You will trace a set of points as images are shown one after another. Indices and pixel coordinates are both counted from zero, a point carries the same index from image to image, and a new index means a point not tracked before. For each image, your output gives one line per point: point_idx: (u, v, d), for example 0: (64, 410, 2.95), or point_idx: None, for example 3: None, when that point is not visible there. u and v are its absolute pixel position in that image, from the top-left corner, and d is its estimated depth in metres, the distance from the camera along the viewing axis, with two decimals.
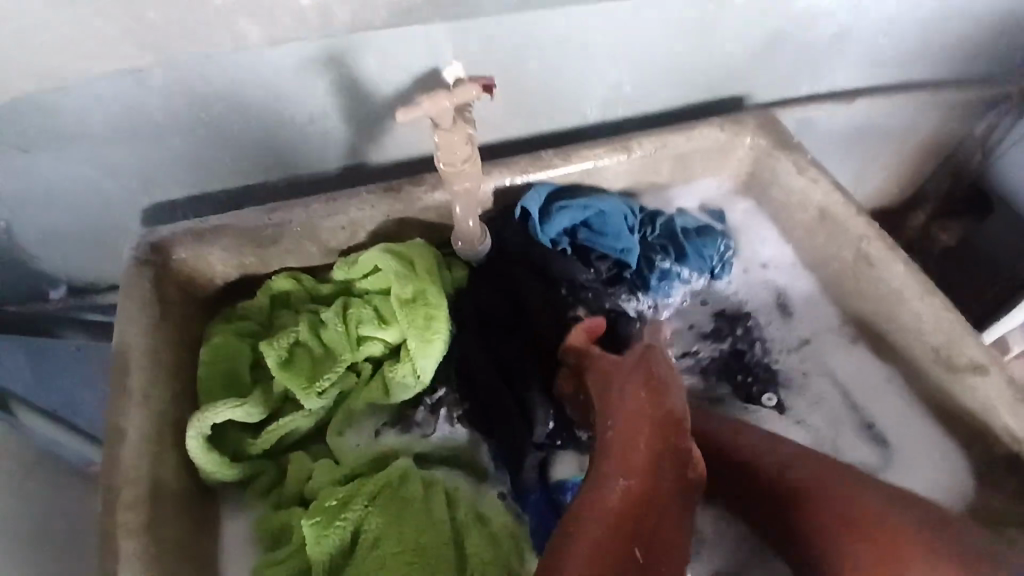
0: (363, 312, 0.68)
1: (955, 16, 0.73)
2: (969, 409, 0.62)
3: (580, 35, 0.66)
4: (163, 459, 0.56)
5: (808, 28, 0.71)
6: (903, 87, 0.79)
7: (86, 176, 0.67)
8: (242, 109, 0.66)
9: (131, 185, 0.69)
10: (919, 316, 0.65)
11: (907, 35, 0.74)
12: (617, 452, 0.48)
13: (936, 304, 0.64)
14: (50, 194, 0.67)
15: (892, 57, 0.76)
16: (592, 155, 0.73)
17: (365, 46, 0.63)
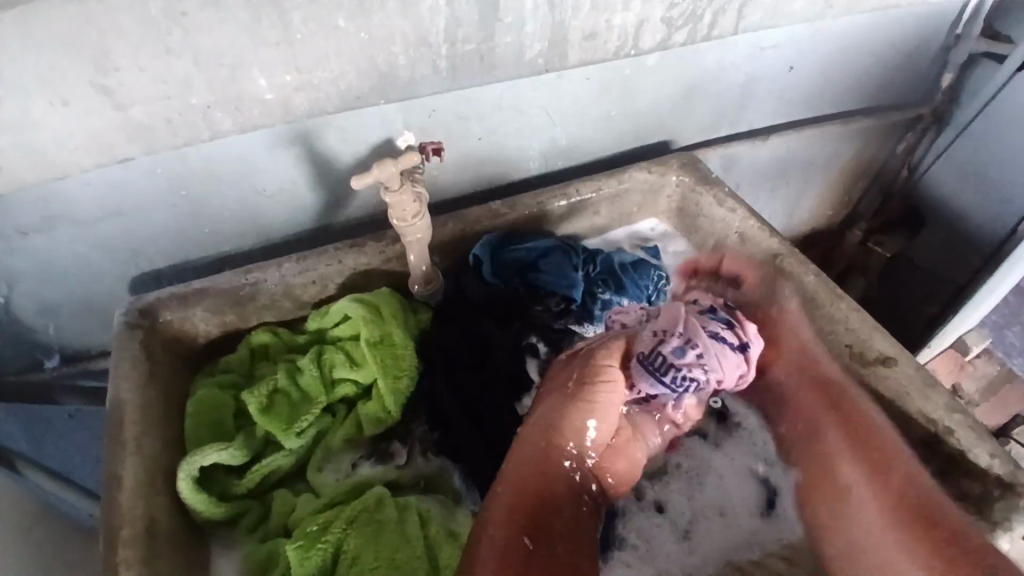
0: (336, 356, 0.74)
1: (801, 83, 1.04)
2: (884, 397, 0.73)
3: (515, 101, 0.81)
4: (156, 502, 0.63)
5: (713, 86, 0.96)
6: (780, 129, 1.10)
7: (79, 254, 0.75)
8: (219, 184, 0.74)
9: (121, 258, 0.78)
10: (831, 318, 0.76)
11: (774, 93, 1.03)
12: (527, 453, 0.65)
13: (846, 308, 0.76)
14: (48, 272, 0.76)
15: (767, 117, 1.07)
16: (535, 202, 0.85)
17: (326, 126, 0.73)
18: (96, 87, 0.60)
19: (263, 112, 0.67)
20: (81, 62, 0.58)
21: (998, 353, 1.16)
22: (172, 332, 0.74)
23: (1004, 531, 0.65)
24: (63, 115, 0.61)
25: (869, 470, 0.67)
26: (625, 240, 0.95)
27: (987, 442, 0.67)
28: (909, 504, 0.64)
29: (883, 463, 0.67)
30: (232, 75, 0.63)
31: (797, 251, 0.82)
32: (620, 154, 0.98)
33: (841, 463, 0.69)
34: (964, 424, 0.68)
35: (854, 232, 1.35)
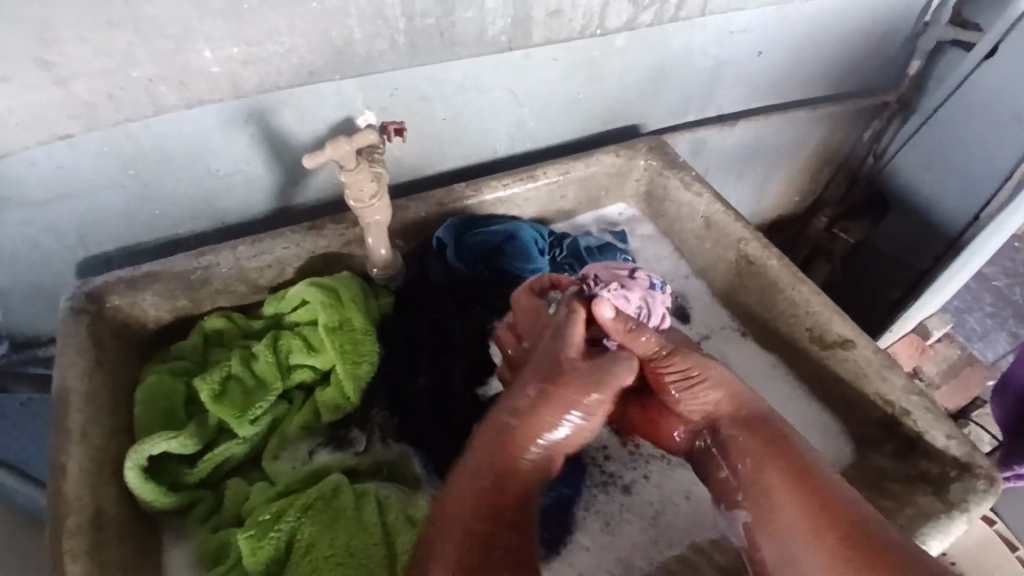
0: (293, 341, 0.72)
1: (769, 68, 1.04)
2: (845, 380, 0.73)
3: (479, 81, 0.79)
4: (103, 491, 0.61)
5: (681, 69, 0.95)
6: (750, 113, 1.10)
7: (20, 237, 0.72)
8: (169, 164, 0.71)
9: (67, 241, 0.74)
10: (794, 302, 0.77)
11: (743, 78, 1.03)
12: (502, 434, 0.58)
13: (807, 292, 0.76)
14: None
15: (735, 103, 1.07)
16: (500, 185, 0.84)
17: (281, 103, 0.70)
18: (36, 61, 0.57)
19: (211, 86, 0.65)
20: (18, 33, 0.55)
21: (960, 339, 1.23)
22: (121, 317, 0.72)
23: (960, 512, 0.63)
24: (1, 90, 0.58)
25: (797, 493, 0.57)
26: (593, 224, 0.94)
27: (946, 423, 0.67)
28: (839, 524, 0.54)
29: (802, 475, 0.58)
30: (174, 46, 0.60)
31: (761, 236, 0.81)
32: (589, 137, 0.96)
33: (770, 484, 0.58)
34: (922, 405, 0.68)
35: (819, 219, 1.35)
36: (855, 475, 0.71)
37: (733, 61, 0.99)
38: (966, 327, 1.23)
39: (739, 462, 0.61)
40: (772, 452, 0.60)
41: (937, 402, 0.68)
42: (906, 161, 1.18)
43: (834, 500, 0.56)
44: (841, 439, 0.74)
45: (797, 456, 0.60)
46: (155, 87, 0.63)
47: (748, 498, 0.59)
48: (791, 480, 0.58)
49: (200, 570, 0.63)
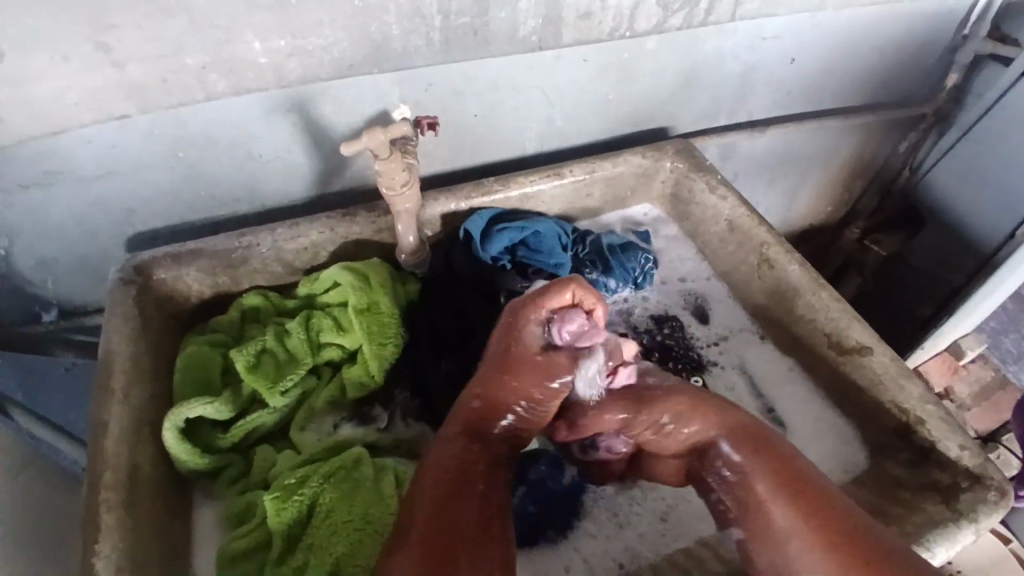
0: (324, 320, 0.76)
1: (802, 75, 1.04)
2: (860, 386, 0.73)
3: (511, 79, 0.82)
4: (140, 449, 0.65)
5: (711, 73, 0.96)
6: (781, 120, 1.11)
7: (78, 211, 0.77)
8: (215, 148, 0.76)
9: (119, 217, 0.79)
10: (812, 307, 0.77)
11: (776, 83, 1.04)
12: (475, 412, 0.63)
13: (826, 297, 0.76)
14: (48, 227, 0.78)
15: (767, 109, 1.08)
16: (528, 181, 0.87)
17: (321, 94, 0.74)
18: (94, 43, 0.62)
19: (257, 75, 0.69)
20: (80, 19, 0.60)
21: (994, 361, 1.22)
22: (164, 290, 0.76)
23: (969, 523, 0.62)
24: (63, 69, 0.63)
25: (804, 513, 0.56)
26: (618, 223, 0.96)
27: (960, 433, 0.67)
28: (854, 545, 0.54)
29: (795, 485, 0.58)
30: (226, 35, 0.65)
31: (783, 240, 0.82)
32: (618, 137, 0.98)
33: (774, 501, 0.57)
34: (936, 415, 0.68)
35: (853, 230, 1.37)
36: (867, 482, 0.71)
37: (764, 65, 0.99)
38: (1002, 349, 1.16)
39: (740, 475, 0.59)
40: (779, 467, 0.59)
41: (953, 412, 0.68)
42: (944, 175, 1.18)
43: (832, 516, 0.56)
44: (854, 446, 0.74)
45: (805, 475, 0.58)
46: (206, 73, 0.67)
47: (749, 513, 0.58)
48: (802, 499, 0.57)
49: (226, 529, 0.67)
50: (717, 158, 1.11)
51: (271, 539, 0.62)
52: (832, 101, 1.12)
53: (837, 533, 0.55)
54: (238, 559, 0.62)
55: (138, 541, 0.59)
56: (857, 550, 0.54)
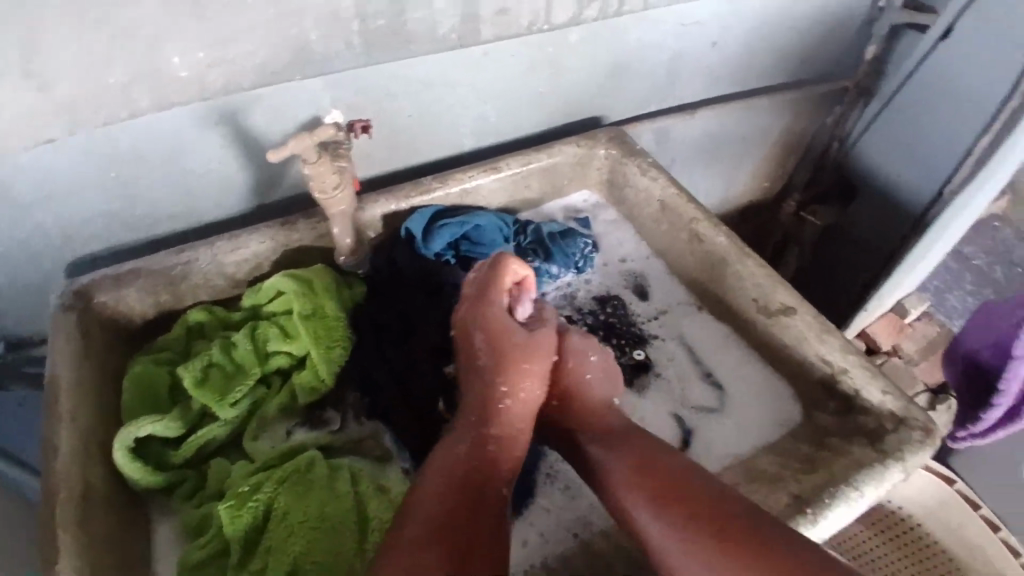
0: (270, 330, 0.76)
1: (725, 57, 1.09)
2: (790, 345, 0.77)
3: (440, 78, 0.83)
4: (92, 469, 0.65)
5: (637, 61, 1.00)
6: (709, 102, 1.14)
7: (13, 240, 0.76)
8: (150, 165, 0.76)
9: (56, 243, 0.79)
10: (741, 275, 0.81)
11: (701, 66, 1.07)
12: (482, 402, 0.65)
13: (754, 265, 0.80)
14: None
15: (695, 93, 1.12)
16: (466, 177, 0.89)
17: (252, 104, 0.75)
18: (15, 70, 0.62)
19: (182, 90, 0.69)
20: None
21: (941, 317, 1.22)
22: (108, 312, 0.76)
23: (894, 461, 0.66)
24: None
25: (663, 513, 0.58)
26: (560, 212, 0.98)
27: (881, 380, 0.71)
28: (715, 538, 0.56)
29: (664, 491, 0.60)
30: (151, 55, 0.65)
31: (711, 215, 0.86)
32: (553, 129, 1.01)
33: (637, 507, 0.60)
34: (858, 365, 0.72)
35: (789, 203, 1.39)
36: (804, 434, 0.75)
37: (688, 50, 1.03)
38: (948, 306, 1.22)
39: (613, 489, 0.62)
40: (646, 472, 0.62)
41: (874, 361, 0.73)
42: (869, 145, 1.23)
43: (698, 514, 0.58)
44: (790, 402, 0.78)
45: (676, 471, 0.61)
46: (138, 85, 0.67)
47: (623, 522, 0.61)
48: (659, 500, 0.59)
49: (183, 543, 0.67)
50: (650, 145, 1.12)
51: (228, 547, 0.63)
52: (756, 80, 1.17)
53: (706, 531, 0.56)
54: (196, 570, 0.62)
55: (94, 559, 0.59)
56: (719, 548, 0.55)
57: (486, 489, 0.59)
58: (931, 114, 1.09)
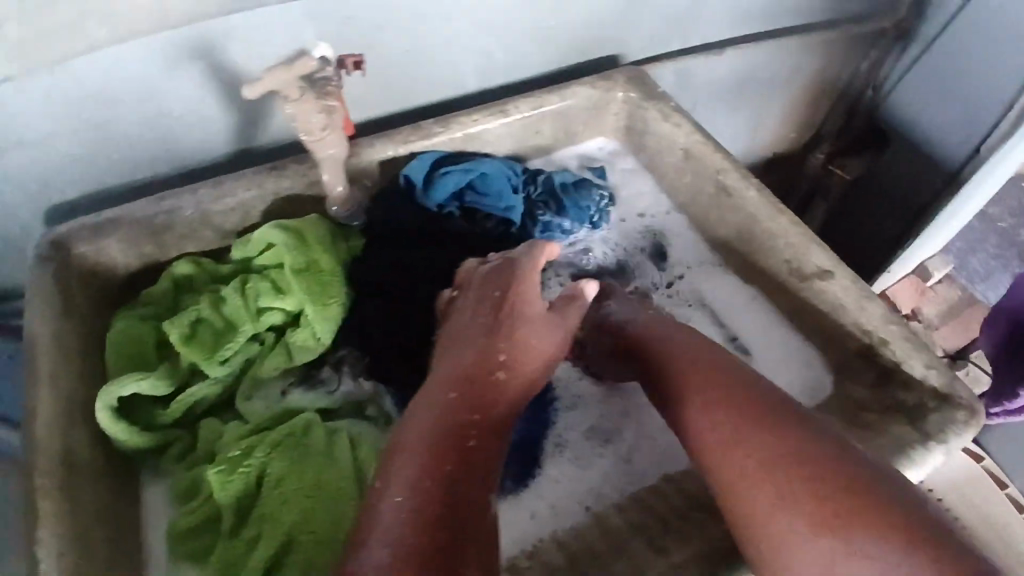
0: (261, 284, 0.71)
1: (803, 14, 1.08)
2: (835, 334, 0.73)
3: (443, 10, 0.75)
4: (73, 490, 0.59)
5: (705, 5, 0.96)
6: (760, 37, 1.07)
7: (41, 115, 0.67)
8: (105, 87, 0.67)
9: (63, 122, 0.68)
10: (830, 291, 0.72)
11: None
12: (706, 383, 0.58)
13: (807, 239, 0.73)
14: (20, 140, 0.68)
15: (756, 16, 1.04)
16: (470, 121, 0.81)
17: (228, 35, 0.67)
18: None
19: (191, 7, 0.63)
20: None
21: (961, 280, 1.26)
22: (88, 264, 0.71)
23: (938, 443, 0.63)
24: None
25: (843, 514, 0.47)
26: (573, 160, 0.91)
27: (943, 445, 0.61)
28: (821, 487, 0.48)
29: (774, 425, 0.53)
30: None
31: (741, 166, 0.80)
32: (566, 70, 0.92)
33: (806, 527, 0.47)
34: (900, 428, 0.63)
35: (817, 155, 1.33)
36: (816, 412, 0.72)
37: None
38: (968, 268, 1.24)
39: (682, 404, 0.58)
40: (733, 444, 0.54)
41: (916, 331, 0.68)
42: (906, 95, 1.14)
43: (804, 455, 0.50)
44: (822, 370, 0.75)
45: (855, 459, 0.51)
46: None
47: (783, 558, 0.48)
48: (831, 490, 0.48)
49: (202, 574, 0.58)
50: (680, 84, 1.07)
51: (220, 514, 0.59)
52: (824, 18, 1.10)
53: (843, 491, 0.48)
54: (187, 538, 0.59)
55: None
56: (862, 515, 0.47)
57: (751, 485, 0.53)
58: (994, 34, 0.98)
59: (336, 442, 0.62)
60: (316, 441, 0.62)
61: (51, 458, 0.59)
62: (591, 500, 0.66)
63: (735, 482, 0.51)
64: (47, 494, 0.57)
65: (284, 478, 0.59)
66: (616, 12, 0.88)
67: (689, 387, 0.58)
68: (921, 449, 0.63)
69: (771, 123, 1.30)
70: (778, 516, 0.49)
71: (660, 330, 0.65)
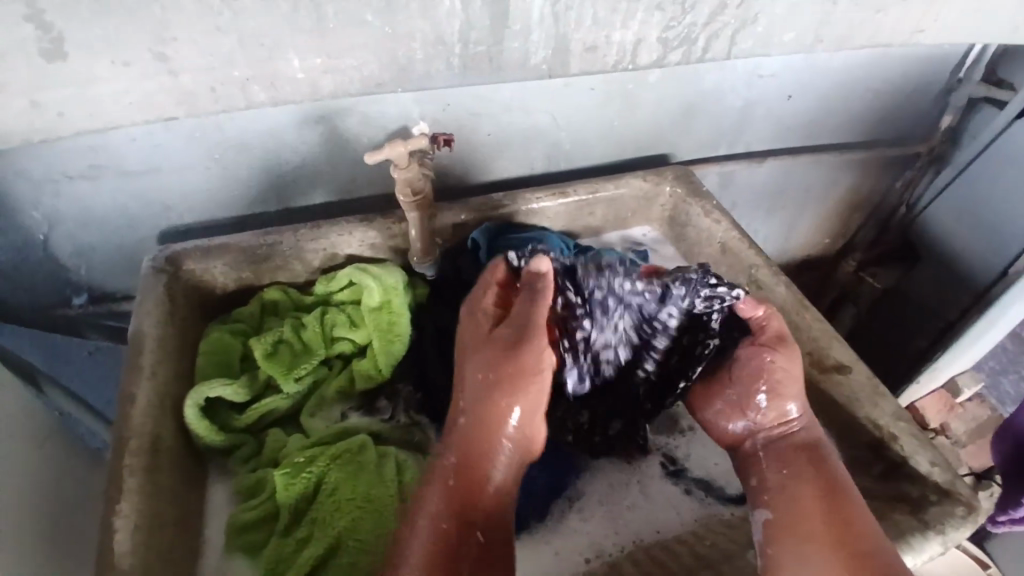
0: (339, 316, 0.82)
1: (843, 134, 1.19)
2: (846, 426, 0.79)
3: (523, 104, 0.89)
4: (156, 474, 0.67)
5: (752, 120, 1.09)
6: (801, 150, 1.18)
7: (182, 153, 0.80)
8: (243, 138, 0.81)
9: (198, 159, 0.81)
10: (845, 386, 0.78)
11: (807, 116, 1.12)
12: (762, 382, 0.73)
13: (828, 337, 0.81)
14: (160, 170, 0.81)
15: (797, 133, 1.15)
16: (535, 198, 0.93)
17: (349, 109, 0.81)
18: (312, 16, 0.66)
19: (335, 85, 0.73)
20: (145, 28, 0.63)
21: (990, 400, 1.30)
22: (192, 280, 0.82)
23: (937, 533, 0.67)
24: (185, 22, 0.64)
25: (839, 544, 0.61)
26: (619, 242, 1.01)
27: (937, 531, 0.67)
28: (843, 528, 0.62)
29: (818, 455, 0.69)
30: (408, 53, 0.72)
31: (772, 265, 0.89)
32: (620, 162, 1.05)
33: (819, 508, 0.64)
34: (909, 525, 0.68)
35: (848, 262, 1.43)
36: None
37: (791, 112, 1.10)
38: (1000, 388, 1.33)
39: (767, 470, 0.70)
40: (794, 490, 0.66)
41: (922, 429, 0.74)
42: (936, 213, 1.23)
43: (804, 502, 0.65)
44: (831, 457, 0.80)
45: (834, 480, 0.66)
46: (273, 61, 0.69)
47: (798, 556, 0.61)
48: (818, 492, 0.65)
49: (253, 566, 0.67)
50: (722, 184, 1.18)
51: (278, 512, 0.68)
52: (861, 141, 1.21)
53: (838, 517, 0.63)
54: (247, 529, 0.68)
55: (154, 551, 0.62)
56: (815, 526, 0.63)
57: (793, 500, 0.66)
58: (1005, 180, 1.08)
59: (385, 463, 0.71)
60: (368, 459, 0.71)
61: (141, 441, 0.67)
62: (592, 553, 0.73)
63: (805, 513, 0.64)
64: (135, 474, 0.65)
65: (338, 487, 0.68)
66: (669, 118, 1.01)
67: (808, 468, 0.68)
68: (918, 537, 0.67)
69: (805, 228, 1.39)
70: (803, 543, 0.62)
71: (781, 376, 0.73)
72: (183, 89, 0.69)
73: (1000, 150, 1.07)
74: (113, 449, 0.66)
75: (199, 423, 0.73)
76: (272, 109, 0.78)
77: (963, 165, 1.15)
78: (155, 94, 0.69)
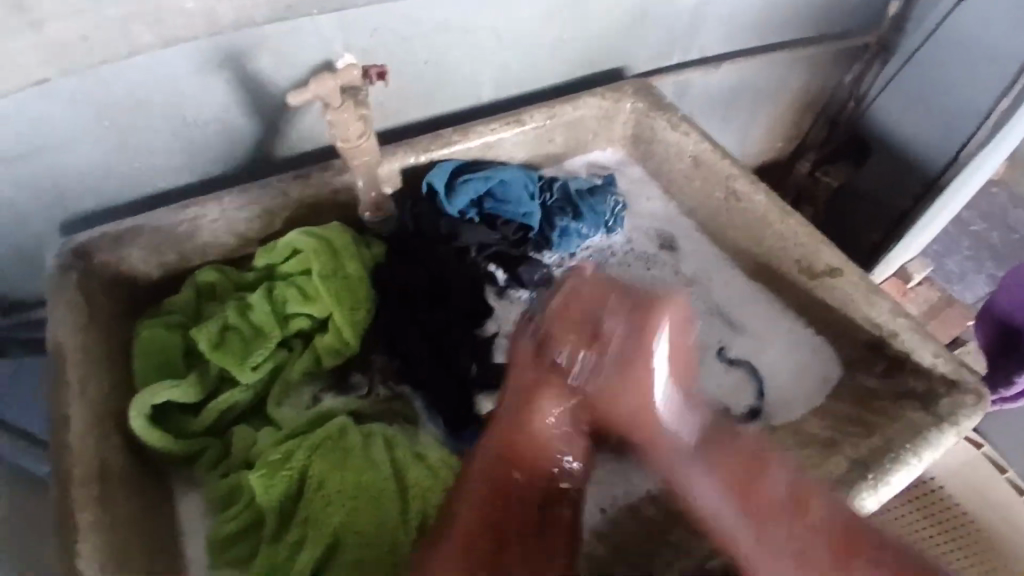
0: (289, 290, 0.72)
1: (795, 28, 1.13)
2: (842, 329, 0.76)
3: (461, 22, 0.78)
4: (111, 501, 0.58)
5: (705, 19, 1.01)
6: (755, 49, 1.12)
7: (68, 125, 0.67)
8: (134, 97, 0.67)
9: (85, 129, 0.68)
10: (841, 288, 0.75)
11: (759, 10, 1.05)
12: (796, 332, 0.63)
13: (815, 241, 0.77)
14: (40, 150, 0.68)
15: (750, 30, 1.08)
16: (488, 130, 0.83)
17: (258, 47, 0.69)
18: None
19: (236, 13, 0.63)
20: None
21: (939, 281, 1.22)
22: (111, 273, 0.70)
23: (950, 425, 0.66)
24: None
25: None
26: (584, 168, 0.94)
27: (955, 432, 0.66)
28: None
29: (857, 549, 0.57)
30: None
31: (748, 172, 0.83)
32: (573, 80, 0.95)
33: None
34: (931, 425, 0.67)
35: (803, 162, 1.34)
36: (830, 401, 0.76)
37: (744, 6, 1.02)
38: (946, 269, 1.23)
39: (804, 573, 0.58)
40: None
41: (920, 322, 0.72)
42: (887, 103, 1.18)
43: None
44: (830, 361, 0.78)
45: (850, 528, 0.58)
46: None
47: None
48: None
49: None
50: (679, 95, 1.10)
51: (261, 518, 0.61)
52: (815, 33, 1.16)
53: None
54: (229, 542, 0.61)
55: None
56: None
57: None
58: (961, 58, 1.04)
59: (372, 443, 0.64)
60: (352, 443, 0.64)
61: (85, 468, 0.58)
62: (606, 503, 0.70)
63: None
64: (85, 504, 0.56)
65: (324, 481, 0.62)
66: (620, 24, 0.92)
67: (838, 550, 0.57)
68: (935, 432, 0.66)
69: (761, 133, 1.33)
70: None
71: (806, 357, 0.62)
72: (47, 41, 0.58)
73: (959, 25, 1.02)
74: (56, 479, 0.57)
75: (151, 434, 0.64)
76: (172, 53, 0.66)
77: (910, 54, 1.12)
78: (16, 50, 0.58)
